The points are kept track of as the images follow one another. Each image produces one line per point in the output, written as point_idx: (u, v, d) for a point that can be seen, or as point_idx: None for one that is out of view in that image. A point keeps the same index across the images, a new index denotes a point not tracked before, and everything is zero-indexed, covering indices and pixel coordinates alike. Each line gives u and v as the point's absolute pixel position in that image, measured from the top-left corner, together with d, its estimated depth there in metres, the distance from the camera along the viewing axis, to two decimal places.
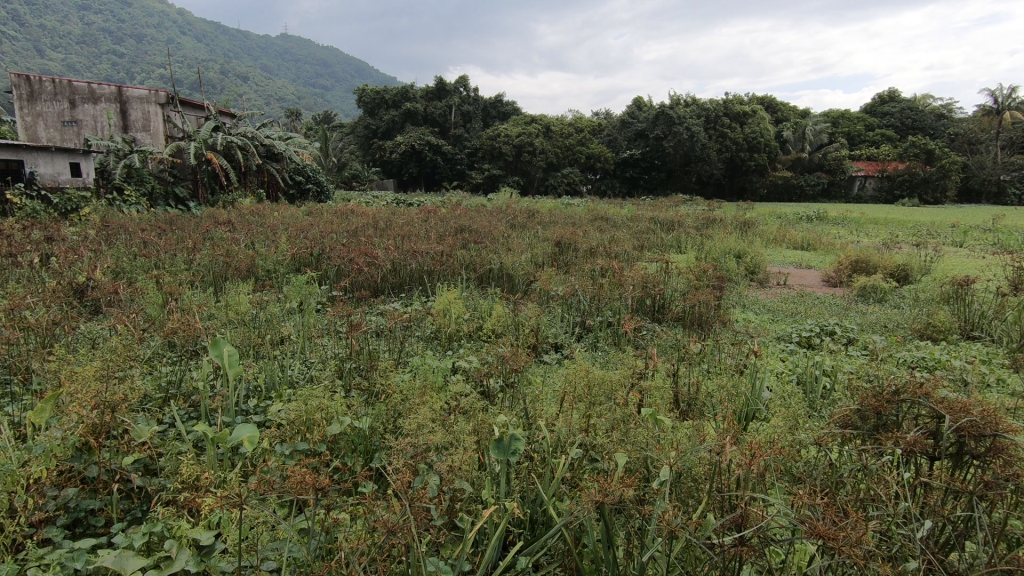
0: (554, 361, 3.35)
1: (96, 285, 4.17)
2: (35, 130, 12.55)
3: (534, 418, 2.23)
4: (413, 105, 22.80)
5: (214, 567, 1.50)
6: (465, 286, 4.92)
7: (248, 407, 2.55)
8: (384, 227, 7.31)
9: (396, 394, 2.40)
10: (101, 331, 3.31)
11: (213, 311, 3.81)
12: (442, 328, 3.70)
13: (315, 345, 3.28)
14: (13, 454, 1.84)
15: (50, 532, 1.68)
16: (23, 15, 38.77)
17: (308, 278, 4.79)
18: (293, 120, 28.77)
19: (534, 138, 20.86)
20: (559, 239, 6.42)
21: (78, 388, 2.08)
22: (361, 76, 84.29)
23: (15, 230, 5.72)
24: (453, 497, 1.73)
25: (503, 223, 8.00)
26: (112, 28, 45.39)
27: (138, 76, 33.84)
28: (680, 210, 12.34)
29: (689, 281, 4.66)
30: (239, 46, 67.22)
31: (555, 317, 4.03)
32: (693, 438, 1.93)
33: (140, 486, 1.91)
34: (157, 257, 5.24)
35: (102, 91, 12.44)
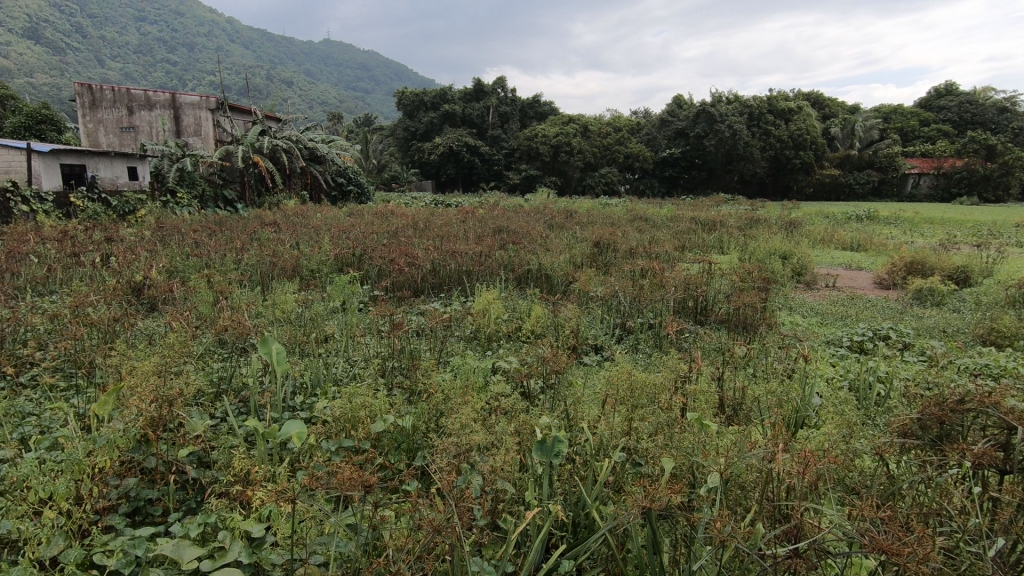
0: (594, 363, 3.31)
1: (151, 284, 4.36)
2: (96, 137, 13.28)
3: (575, 420, 2.21)
4: (452, 107, 23.01)
5: (266, 559, 1.54)
6: (504, 286, 4.95)
7: (295, 403, 2.62)
8: (423, 227, 7.42)
9: (438, 394, 2.43)
10: (157, 327, 3.46)
11: (261, 309, 3.91)
12: (481, 328, 3.71)
13: (358, 344, 3.35)
14: (79, 445, 1.94)
15: (114, 519, 1.75)
16: (85, 28, 41.03)
17: (351, 278, 4.90)
18: (335, 123, 29.43)
19: (572, 138, 20.79)
20: (598, 240, 6.37)
21: (138, 381, 2.18)
22: (400, 80, 85.47)
23: (78, 232, 6.07)
24: (495, 498, 1.72)
25: (541, 224, 8.01)
26: (166, 37, 47.54)
27: (189, 83, 35.34)
28: (720, 209, 12.08)
29: (733, 283, 4.57)
30: (284, 52, 69.39)
31: (596, 318, 3.99)
32: (742, 445, 1.87)
33: (194, 478, 1.97)
34: (208, 256, 5.44)
35: (157, 97, 13.04)
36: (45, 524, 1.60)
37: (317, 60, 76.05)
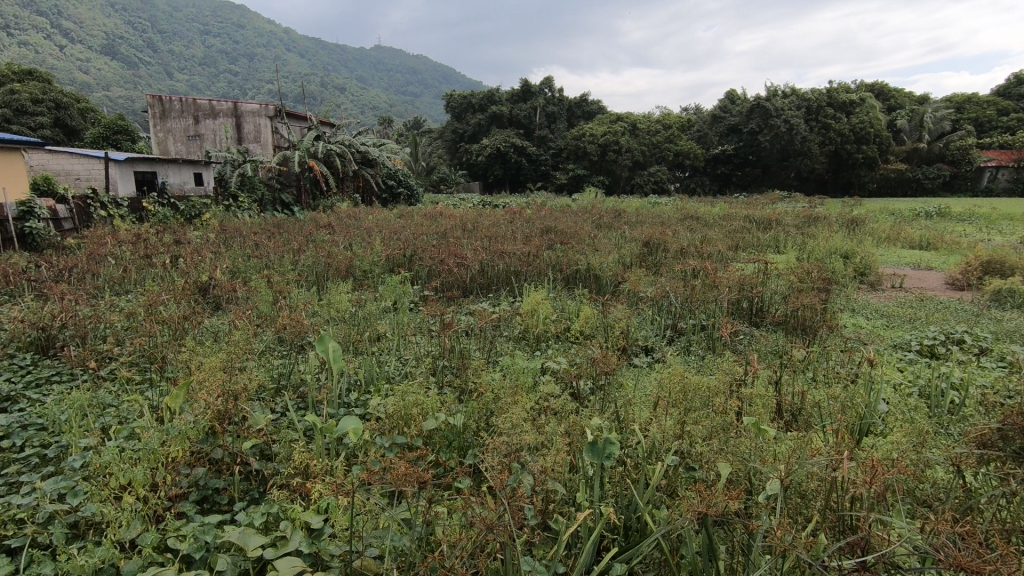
0: (645, 364, 3.25)
1: (216, 284, 4.59)
2: (166, 145, 14.11)
3: (625, 422, 2.18)
4: (499, 108, 23.16)
5: (325, 550, 1.60)
6: (552, 286, 4.94)
7: (350, 399, 2.69)
8: (471, 228, 7.50)
9: (488, 393, 2.45)
10: (222, 325, 3.64)
11: (317, 308, 4.06)
12: (530, 328, 3.72)
13: (410, 343, 3.42)
14: (154, 434, 2.07)
15: (185, 506, 1.85)
16: (156, 43, 43.67)
17: (402, 279, 5.01)
18: (385, 127, 30.16)
19: (620, 136, 20.55)
20: (648, 239, 6.27)
21: (206, 376, 2.31)
22: (448, 83, 86.61)
23: (150, 235, 6.48)
24: (545, 498, 1.72)
25: (589, 224, 7.95)
26: (228, 49, 49.88)
27: (250, 93, 36.96)
28: (776, 207, 11.67)
29: (790, 283, 4.40)
30: (338, 59, 71.66)
31: (645, 319, 3.93)
32: (802, 450, 1.80)
33: (257, 470, 2.06)
34: (268, 257, 5.69)
35: (221, 106, 13.72)
36: (125, 507, 1.71)
37: (368, 66, 78.01)
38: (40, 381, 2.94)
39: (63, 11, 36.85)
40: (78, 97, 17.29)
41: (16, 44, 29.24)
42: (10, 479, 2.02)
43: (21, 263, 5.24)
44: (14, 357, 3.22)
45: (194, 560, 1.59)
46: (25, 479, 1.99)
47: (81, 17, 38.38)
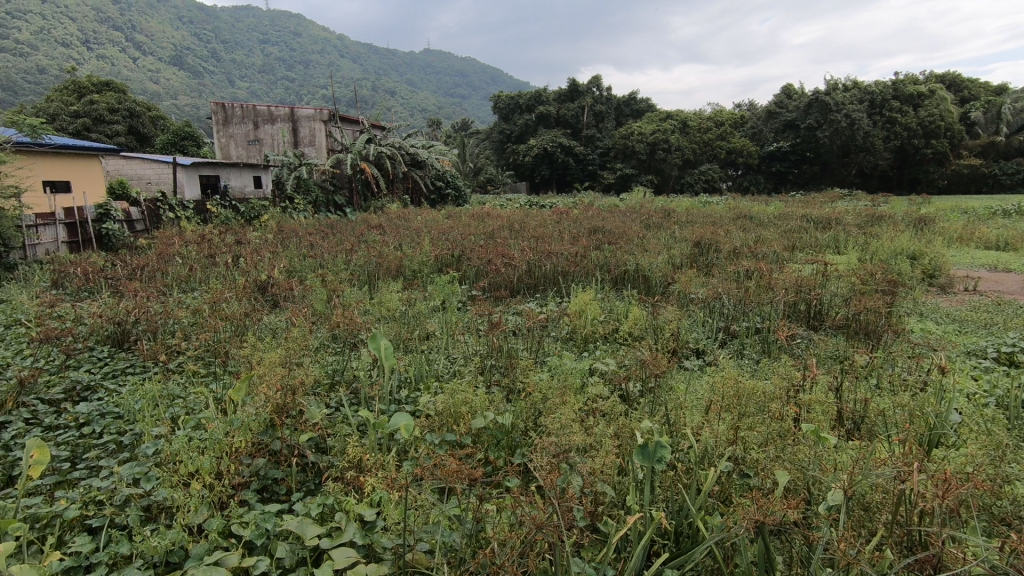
0: (696, 367, 3.17)
1: (274, 282, 4.78)
2: (228, 150, 14.83)
3: (676, 426, 2.13)
4: (546, 108, 23.13)
5: (377, 542, 1.63)
6: (600, 287, 4.89)
7: (400, 396, 2.74)
8: (519, 228, 7.53)
9: (536, 393, 2.46)
10: (279, 322, 3.80)
11: (368, 307, 4.17)
12: (578, 329, 3.70)
13: (458, 341, 3.47)
14: (219, 425, 2.19)
15: (247, 494, 1.93)
16: (219, 53, 45.94)
17: (450, 278, 5.07)
18: (434, 128, 30.66)
19: (670, 135, 20.18)
20: (699, 240, 6.10)
21: (266, 370, 2.42)
22: (495, 83, 87.13)
23: (214, 236, 6.83)
24: (594, 500, 1.71)
25: (637, 224, 7.84)
26: (285, 56, 51.89)
27: (306, 98, 38.32)
28: (835, 206, 11.19)
29: (852, 286, 4.19)
30: (389, 63, 73.36)
31: (697, 321, 3.84)
32: (866, 460, 1.72)
33: (313, 462, 2.13)
34: (322, 257, 5.88)
35: (278, 112, 14.31)
36: (194, 493, 1.82)
37: (418, 69, 79.40)
38: (117, 372, 3.14)
39: (136, 25, 39.21)
40: (150, 106, 18.37)
41: (95, 57, 31.39)
42: (91, 464, 2.17)
43: (100, 262, 5.62)
44: (93, 349, 3.45)
45: (256, 547, 1.66)
46: (105, 463, 2.13)
47: (153, 30, 40.75)
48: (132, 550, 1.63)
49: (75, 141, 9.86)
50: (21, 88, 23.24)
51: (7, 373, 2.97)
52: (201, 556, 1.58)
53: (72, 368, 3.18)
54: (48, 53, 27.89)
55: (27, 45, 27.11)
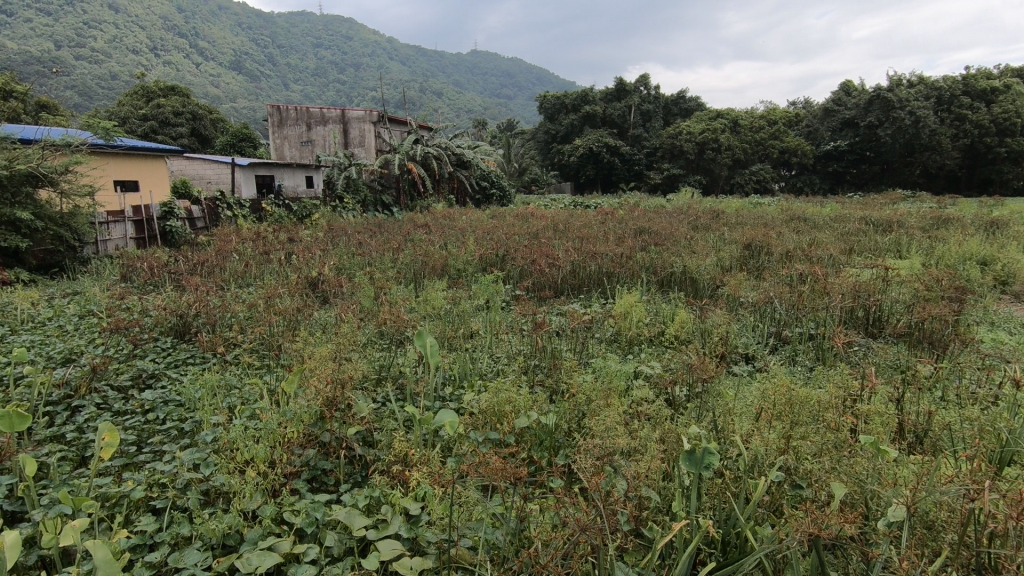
0: (746, 373, 3.07)
1: (324, 280, 4.93)
2: (283, 151, 15.38)
3: (724, 433, 2.08)
4: (592, 108, 22.95)
5: (422, 536, 1.66)
6: (645, 289, 4.81)
7: (445, 393, 2.79)
8: (563, 228, 7.51)
9: (580, 395, 2.44)
10: (328, 317, 3.91)
11: (414, 304, 4.25)
12: (623, 331, 3.65)
13: (502, 341, 3.49)
14: (273, 415, 2.27)
15: (298, 483, 2.00)
16: (275, 57, 47.72)
17: (495, 278, 5.10)
18: (480, 129, 30.94)
19: (719, 134, 19.70)
20: (750, 241, 5.92)
21: (316, 365, 2.49)
22: (542, 83, 87.06)
23: (269, 234, 7.09)
24: (639, 505, 1.68)
25: (685, 225, 7.69)
26: (337, 60, 53.40)
27: (356, 100, 39.33)
28: (896, 207, 10.69)
29: (915, 292, 3.99)
30: (437, 65, 74.46)
31: (747, 326, 3.74)
32: (931, 476, 1.63)
33: (360, 455, 2.18)
34: (370, 255, 6.02)
35: (330, 114, 14.74)
36: (249, 481, 1.89)
37: (465, 70, 80.21)
38: (179, 362, 3.31)
39: (200, 32, 41.14)
40: (211, 109, 19.24)
41: (162, 64, 33.19)
42: (155, 448, 2.29)
43: (164, 257, 5.93)
44: (158, 340, 3.64)
45: (306, 534, 1.72)
46: (168, 448, 2.25)
47: (214, 37, 42.68)
48: (192, 532, 1.71)
49: (144, 142, 10.45)
50: (96, 93, 24.76)
51: (80, 360, 3.17)
52: (256, 541, 1.65)
53: (139, 357, 3.37)
54: (120, 60, 29.62)
55: (102, 53, 28.86)
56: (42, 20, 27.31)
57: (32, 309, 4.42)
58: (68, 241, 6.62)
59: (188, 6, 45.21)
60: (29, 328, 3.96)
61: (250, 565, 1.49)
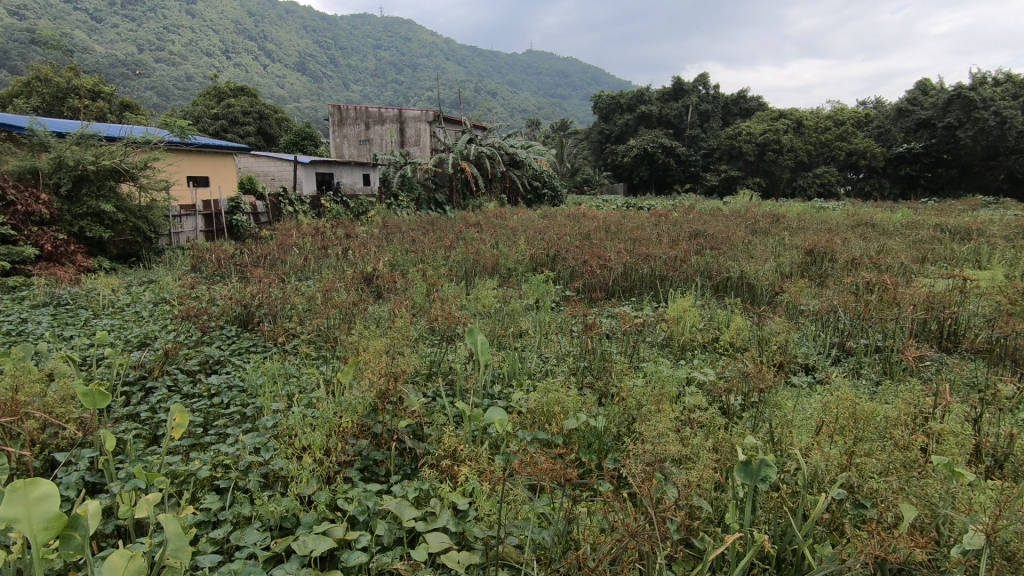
0: (805, 385, 2.95)
1: (379, 275, 5.05)
2: (342, 149, 15.90)
3: (781, 445, 2.00)
4: (648, 108, 22.56)
5: (469, 531, 1.68)
6: (700, 294, 4.69)
7: (494, 391, 2.81)
8: (615, 230, 7.41)
9: (630, 398, 2.41)
10: (382, 312, 4.00)
11: (465, 302, 4.30)
12: (675, 336, 3.58)
13: (552, 341, 3.48)
14: (329, 405, 2.35)
15: (351, 472, 2.06)
16: (337, 59, 49.37)
17: (545, 278, 5.09)
18: (533, 129, 30.99)
19: (782, 135, 18.98)
20: (813, 247, 5.68)
21: (371, 358, 2.57)
22: (597, 84, 86.22)
23: (327, 229, 7.34)
24: (690, 514, 1.64)
25: (743, 229, 7.44)
26: (396, 61, 54.66)
27: (413, 100, 40.13)
28: (976, 214, 9.99)
29: (997, 307, 3.72)
30: (492, 65, 75.05)
31: (808, 336, 3.59)
32: (1013, 504, 1.51)
33: (411, 447, 2.22)
34: (423, 252, 6.13)
35: (388, 113, 15.12)
36: (306, 467, 1.97)
37: (520, 70, 80.42)
38: (242, 350, 3.48)
39: (268, 35, 43.04)
40: (277, 109, 20.07)
41: (233, 65, 34.97)
42: (220, 431, 2.41)
43: (230, 249, 6.24)
44: (224, 328, 3.84)
45: (359, 522, 1.77)
46: (232, 431, 2.36)
47: (281, 40, 44.59)
48: (252, 513, 1.80)
49: (215, 140, 11.04)
50: (172, 94, 26.32)
51: (154, 344, 3.38)
52: (311, 525, 1.71)
53: (207, 343, 3.56)
54: (195, 63, 31.37)
55: (179, 56, 30.66)
56: (127, 26, 29.33)
57: (113, 294, 4.75)
58: (145, 233, 7.07)
59: (258, 10, 47.36)
60: (109, 313, 4.25)
61: (305, 548, 1.54)
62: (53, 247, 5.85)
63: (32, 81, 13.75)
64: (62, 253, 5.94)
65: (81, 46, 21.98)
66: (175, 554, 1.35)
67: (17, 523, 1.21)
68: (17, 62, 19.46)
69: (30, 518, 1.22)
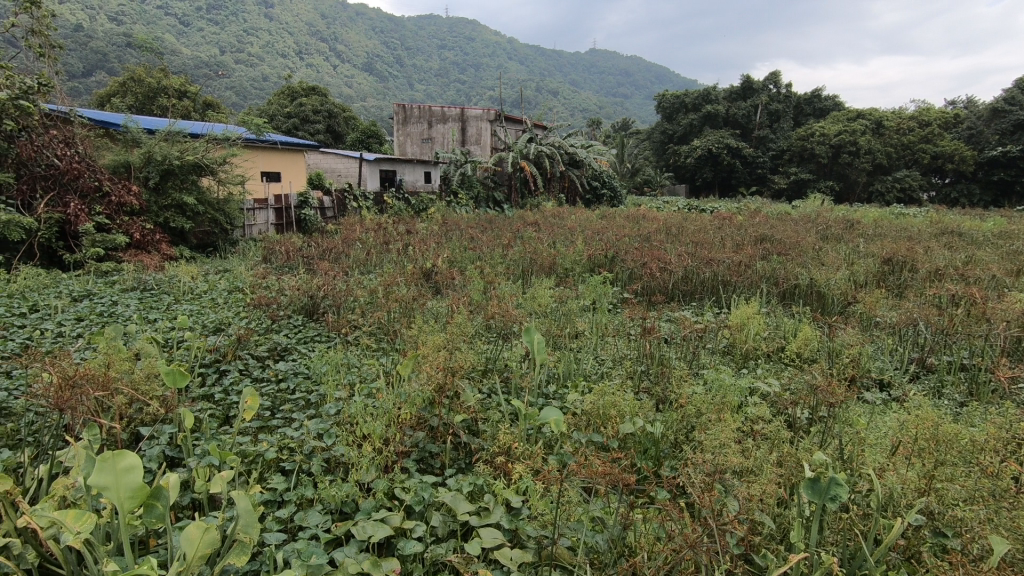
0: (880, 401, 2.78)
1: (437, 272, 5.14)
2: (405, 147, 16.30)
3: (852, 465, 1.89)
4: (714, 107, 21.89)
5: (522, 530, 1.68)
6: (765, 301, 4.51)
7: (549, 391, 2.81)
8: (676, 232, 7.22)
9: (689, 406, 2.34)
10: (440, 307, 4.08)
11: (521, 301, 4.31)
12: (737, 344, 3.45)
13: (608, 343, 3.44)
14: (389, 396, 2.42)
15: (408, 463, 2.10)
16: (403, 59, 50.64)
17: (603, 279, 5.04)
18: (594, 128, 30.71)
19: (859, 136, 17.97)
20: (891, 256, 5.34)
21: (429, 353, 2.62)
22: (661, 83, 84.22)
23: (390, 225, 7.54)
24: (751, 529, 1.59)
25: (813, 234, 7.10)
26: (460, 60, 55.48)
27: (475, 99, 40.60)
28: None
29: None
30: (554, 64, 74.85)
31: (884, 349, 3.39)
32: None
33: (465, 442, 2.25)
34: (481, 250, 6.19)
35: (450, 112, 15.38)
36: (366, 455, 2.02)
37: (582, 69, 79.87)
38: (308, 338, 3.63)
39: (338, 37, 44.71)
40: (345, 108, 20.76)
41: (305, 66, 36.52)
42: (286, 415, 2.53)
43: (298, 242, 6.51)
44: (291, 317, 4.02)
45: (415, 511, 1.81)
46: (297, 416, 2.47)
47: (351, 41, 46.18)
48: (315, 495, 1.87)
49: (288, 138, 11.56)
50: (249, 94, 27.77)
51: (228, 330, 3.58)
52: (370, 511, 1.77)
53: (276, 331, 3.74)
54: (271, 64, 32.90)
55: (256, 57, 32.33)
56: (211, 30, 31.20)
57: (192, 282, 5.06)
58: (222, 225, 7.51)
59: (330, 13, 49.19)
60: (189, 299, 4.53)
61: (364, 533, 1.59)
62: (142, 236, 6.29)
63: (127, 81, 14.84)
64: (149, 242, 6.38)
65: (170, 48, 23.52)
66: (246, 529, 1.43)
67: (107, 491, 1.31)
68: (114, 64, 21.02)
69: (119, 487, 1.32)
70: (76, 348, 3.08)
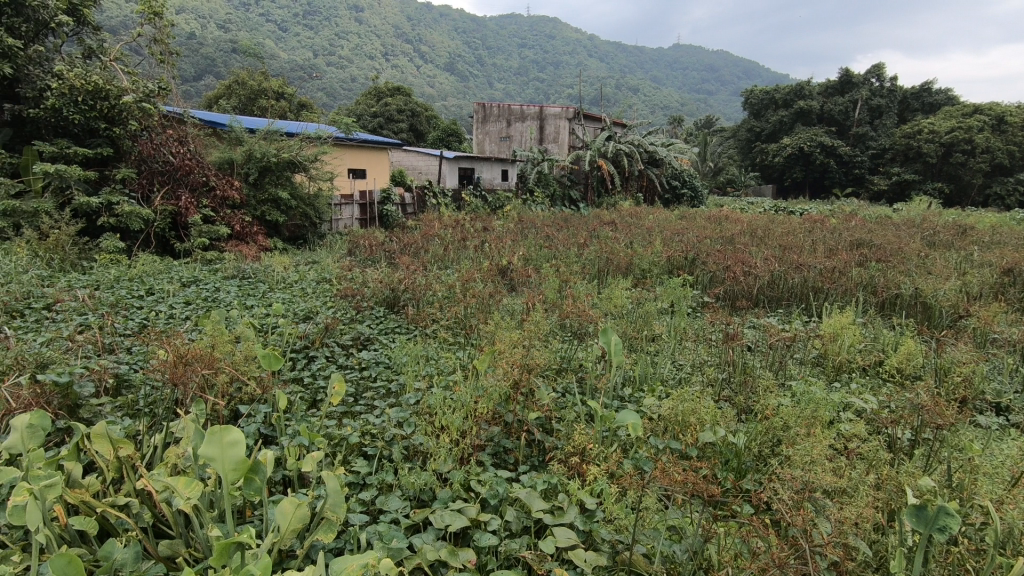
0: (996, 426, 2.52)
1: (513, 269, 5.19)
2: (484, 145, 16.57)
3: (965, 494, 1.72)
4: (807, 103, 20.64)
5: (597, 533, 1.67)
6: (861, 310, 4.21)
7: (625, 393, 2.75)
8: (762, 235, 6.87)
9: (777, 418, 2.21)
10: (515, 304, 4.11)
11: (597, 300, 4.26)
12: (830, 355, 3.24)
13: (686, 348, 3.33)
14: (465, 389, 2.47)
15: (484, 456, 2.14)
16: (483, 58, 51.37)
17: (682, 282, 4.88)
18: (675, 126, 29.75)
19: (976, 133, 16.31)
20: (1012, 266, 4.81)
21: (505, 350, 2.64)
22: (749, 78, 80.27)
23: (467, 222, 7.67)
24: (845, 554, 1.49)
25: (918, 240, 6.52)
26: (540, 58, 55.53)
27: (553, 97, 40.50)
28: None
29: None
30: (635, 61, 73.26)
31: (1002, 370, 3.06)
32: None
33: (539, 440, 2.26)
34: (557, 249, 6.17)
35: (529, 111, 15.46)
36: (443, 446, 2.08)
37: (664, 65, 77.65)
38: (389, 329, 3.77)
39: (423, 38, 46.03)
40: (428, 107, 21.32)
41: (390, 67, 37.90)
42: (368, 402, 2.64)
43: (381, 237, 6.77)
44: (373, 309, 4.19)
45: (489, 504, 1.83)
46: (379, 404, 2.57)
47: (434, 41, 47.38)
48: (395, 481, 1.94)
49: (374, 136, 12.05)
50: (339, 94, 29.16)
51: (317, 318, 3.78)
52: (447, 501, 1.81)
53: (359, 322, 3.91)
54: (359, 65, 34.33)
55: (346, 59, 33.87)
56: (306, 35, 32.99)
57: (285, 272, 5.38)
58: (312, 219, 7.94)
59: (416, 15, 50.70)
60: (281, 288, 4.83)
61: (442, 522, 1.63)
62: (241, 228, 6.79)
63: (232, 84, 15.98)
64: (247, 233, 6.87)
65: (270, 53, 25.12)
66: (333, 508, 1.50)
67: (214, 461, 1.43)
68: (222, 68, 22.69)
69: (224, 459, 1.43)
70: (185, 329, 3.36)
